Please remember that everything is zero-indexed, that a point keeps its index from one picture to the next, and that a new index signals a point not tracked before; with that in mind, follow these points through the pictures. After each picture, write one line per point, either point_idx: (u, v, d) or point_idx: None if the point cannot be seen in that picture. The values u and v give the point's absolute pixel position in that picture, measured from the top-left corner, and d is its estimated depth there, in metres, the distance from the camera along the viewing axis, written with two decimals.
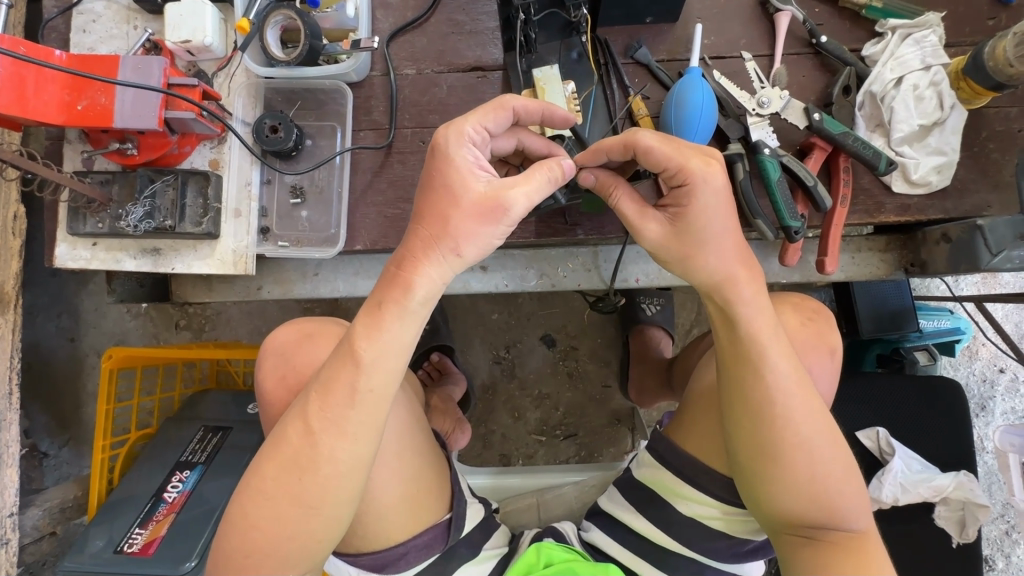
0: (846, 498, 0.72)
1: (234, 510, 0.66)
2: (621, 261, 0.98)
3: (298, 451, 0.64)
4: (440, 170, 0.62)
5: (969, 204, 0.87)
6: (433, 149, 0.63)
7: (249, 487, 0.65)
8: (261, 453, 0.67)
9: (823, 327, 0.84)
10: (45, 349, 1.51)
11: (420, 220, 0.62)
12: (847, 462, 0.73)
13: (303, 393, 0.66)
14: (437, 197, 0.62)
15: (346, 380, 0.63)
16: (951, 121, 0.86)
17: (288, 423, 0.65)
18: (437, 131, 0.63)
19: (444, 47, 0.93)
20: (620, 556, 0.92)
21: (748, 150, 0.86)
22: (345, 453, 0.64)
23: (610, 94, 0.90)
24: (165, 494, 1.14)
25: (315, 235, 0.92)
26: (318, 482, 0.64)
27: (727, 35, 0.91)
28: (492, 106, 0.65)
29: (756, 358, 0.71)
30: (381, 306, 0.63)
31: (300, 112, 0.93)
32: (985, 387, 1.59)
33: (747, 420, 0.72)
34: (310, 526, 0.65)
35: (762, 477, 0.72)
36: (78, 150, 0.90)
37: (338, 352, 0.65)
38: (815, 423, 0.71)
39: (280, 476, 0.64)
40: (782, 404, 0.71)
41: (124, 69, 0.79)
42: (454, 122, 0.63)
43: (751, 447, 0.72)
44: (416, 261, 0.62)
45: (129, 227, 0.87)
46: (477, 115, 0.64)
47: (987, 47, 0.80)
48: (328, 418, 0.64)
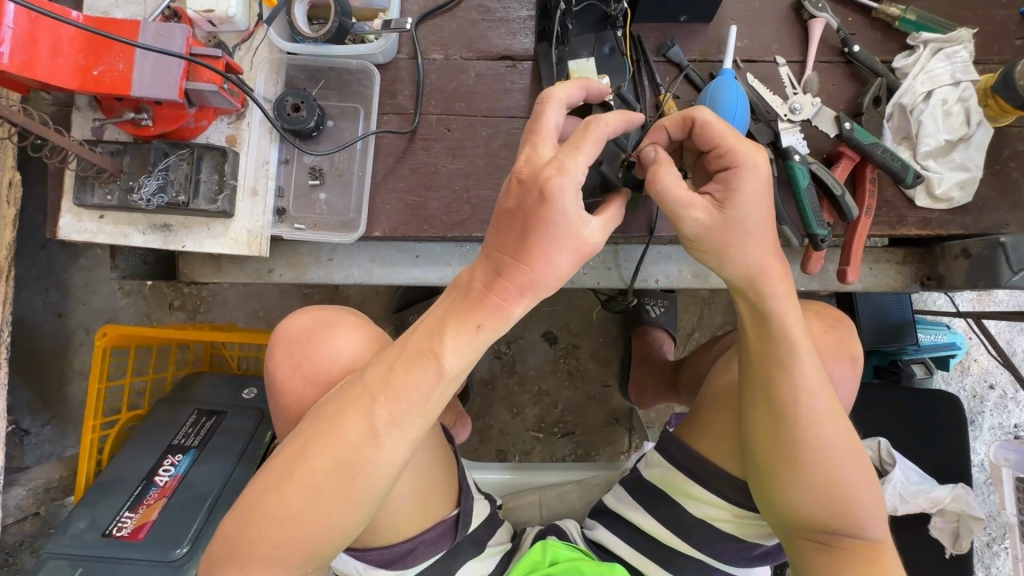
0: (863, 507, 0.72)
1: (262, 499, 0.62)
2: (642, 262, 0.97)
3: (354, 450, 0.62)
4: (549, 219, 0.58)
5: (988, 221, 0.88)
6: (540, 193, 0.57)
7: (285, 475, 0.62)
8: (304, 441, 0.63)
9: (844, 334, 0.85)
10: (31, 322, 1.47)
11: (522, 259, 0.60)
12: (865, 471, 0.73)
13: (366, 393, 0.63)
14: (543, 239, 0.59)
15: (422, 385, 0.62)
16: (976, 137, 0.86)
17: (347, 420, 0.62)
18: (546, 175, 0.57)
19: (473, 33, 0.91)
20: (626, 555, 0.92)
21: (778, 156, 0.86)
22: (400, 453, 0.63)
23: (641, 91, 0.89)
24: (156, 477, 1.11)
25: (333, 218, 0.89)
26: (369, 480, 0.62)
27: (760, 39, 0.90)
28: (592, 136, 0.59)
29: (788, 358, 0.70)
30: (469, 317, 0.62)
31: (322, 91, 0.90)
32: (975, 402, 1.62)
33: (770, 422, 0.72)
34: (344, 519, 0.63)
35: (784, 479, 0.72)
36: (87, 117, 0.86)
37: (411, 353, 0.63)
38: (835, 429, 0.71)
39: (331, 471, 0.62)
40: (807, 408, 0.71)
41: (144, 35, 0.76)
42: (562, 168, 0.57)
43: (776, 453, 0.72)
44: (513, 288, 0.61)
45: (141, 201, 0.83)
46: (583, 154, 0.58)
47: (1018, 65, 0.81)
48: (392, 420, 0.62)
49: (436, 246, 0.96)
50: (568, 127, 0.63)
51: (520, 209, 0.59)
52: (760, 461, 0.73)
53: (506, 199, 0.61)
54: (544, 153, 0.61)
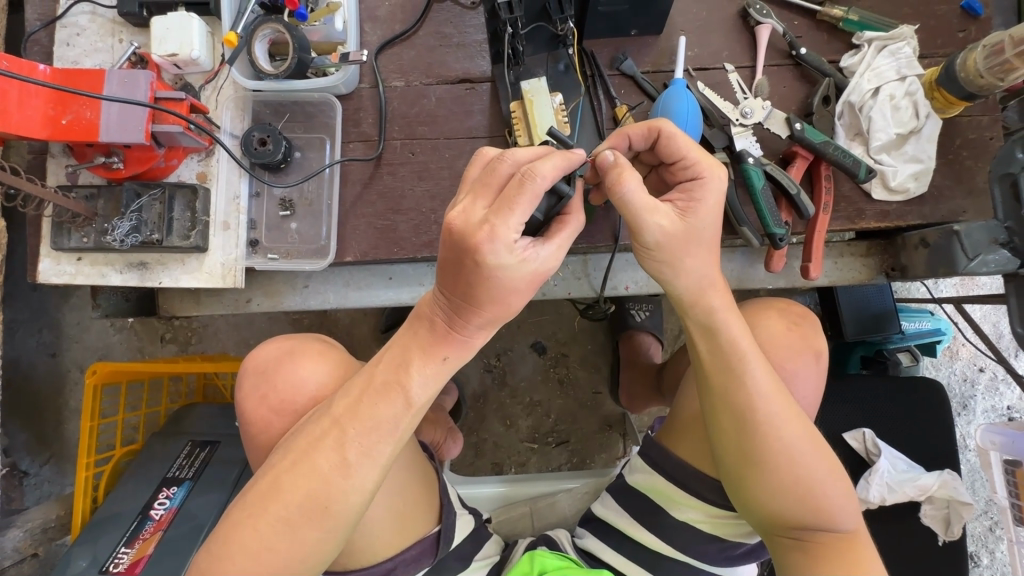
0: (835, 500, 0.73)
1: (236, 534, 0.63)
2: (611, 269, 0.99)
3: (327, 481, 0.64)
4: (491, 278, 0.58)
5: (945, 210, 0.90)
6: (476, 257, 0.57)
7: (257, 506, 0.64)
8: (276, 474, 0.65)
9: (809, 331, 0.86)
10: (25, 364, 1.49)
11: (472, 300, 0.61)
12: (833, 464, 0.74)
13: (335, 425, 0.65)
14: (488, 288, 0.59)
15: (393, 416, 0.65)
16: (926, 130, 0.89)
17: (319, 451, 0.65)
18: (478, 241, 0.56)
19: (432, 59, 0.94)
20: (613, 560, 0.92)
21: (732, 159, 0.88)
22: (372, 479, 0.65)
23: (597, 105, 0.91)
24: (151, 511, 1.12)
25: (306, 246, 0.92)
26: (342, 510, 0.65)
27: (710, 47, 0.93)
28: (519, 201, 0.57)
29: (738, 364, 0.73)
30: (432, 347, 0.65)
31: (288, 124, 0.93)
32: (966, 386, 1.63)
33: (731, 427, 0.74)
34: (319, 545, 0.65)
35: (751, 482, 0.73)
36: (62, 164, 0.88)
37: (380, 383, 0.66)
38: (796, 429, 0.72)
39: (303, 503, 0.64)
40: (764, 411, 0.72)
41: (109, 84, 0.79)
42: (495, 231, 0.56)
43: (739, 455, 0.73)
44: (471, 323, 0.64)
45: (115, 242, 0.86)
46: (518, 217, 0.57)
47: (958, 58, 0.83)
48: (362, 448, 0.65)
49: (409, 267, 0.98)
50: (503, 176, 0.60)
51: (461, 263, 0.59)
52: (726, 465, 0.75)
53: (447, 251, 0.60)
54: (479, 210, 0.59)
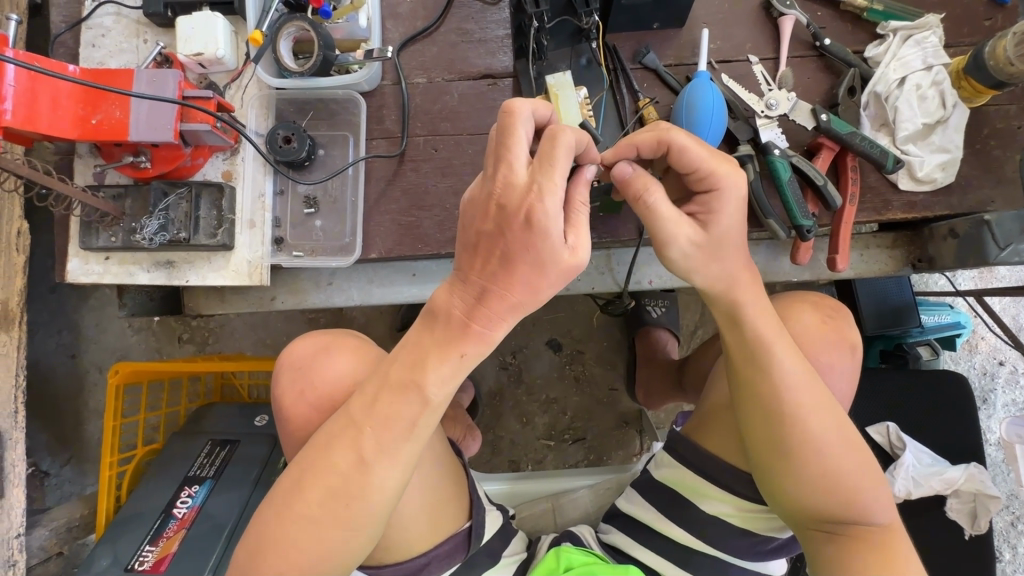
0: (866, 495, 0.73)
1: (266, 530, 0.66)
2: (634, 264, 0.98)
3: (346, 479, 0.65)
4: (534, 242, 0.58)
5: (973, 199, 0.89)
6: (525, 218, 0.57)
7: (284, 504, 0.66)
8: (299, 470, 0.67)
9: (841, 324, 0.86)
10: (48, 365, 1.51)
11: (498, 282, 0.61)
12: (864, 457, 0.73)
13: (353, 424, 0.66)
14: (524, 265, 0.60)
15: (408, 413, 0.65)
16: (953, 120, 0.88)
17: (335, 450, 0.66)
18: (529, 205, 0.57)
19: (453, 55, 0.94)
20: (642, 557, 0.92)
21: (758, 152, 0.88)
22: (392, 477, 0.66)
23: (620, 99, 0.91)
24: (174, 509, 1.13)
25: (329, 244, 0.92)
26: (366, 506, 0.66)
27: (733, 40, 0.92)
28: (553, 153, 0.57)
29: (767, 356, 0.73)
30: (448, 344, 0.65)
31: (312, 122, 0.93)
32: (986, 379, 1.62)
33: (759, 420, 0.73)
34: (346, 541, 0.66)
35: (779, 477, 0.73)
36: (89, 164, 0.89)
37: (397, 384, 0.66)
38: (828, 421, 0.72)
39: (326, 500, 0.65)
40: (794, 402, 0.72)
41: (138, 83, 0.79)
42: (542, 192, 0.57)
43: (768, 449, 0.73)
44: (488, 313, 0.62)
45: (143, 241, 0.86)
46: (560, 172, 0.58)
47: (987, 47, 0.82)
48: (379, 446, 0.66)
49: (432, 264, 0.98)
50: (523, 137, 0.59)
51: (499, 232, 0.59)
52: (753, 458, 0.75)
53: (483, 220, 0.60)
54: (519, 170, 0.59)
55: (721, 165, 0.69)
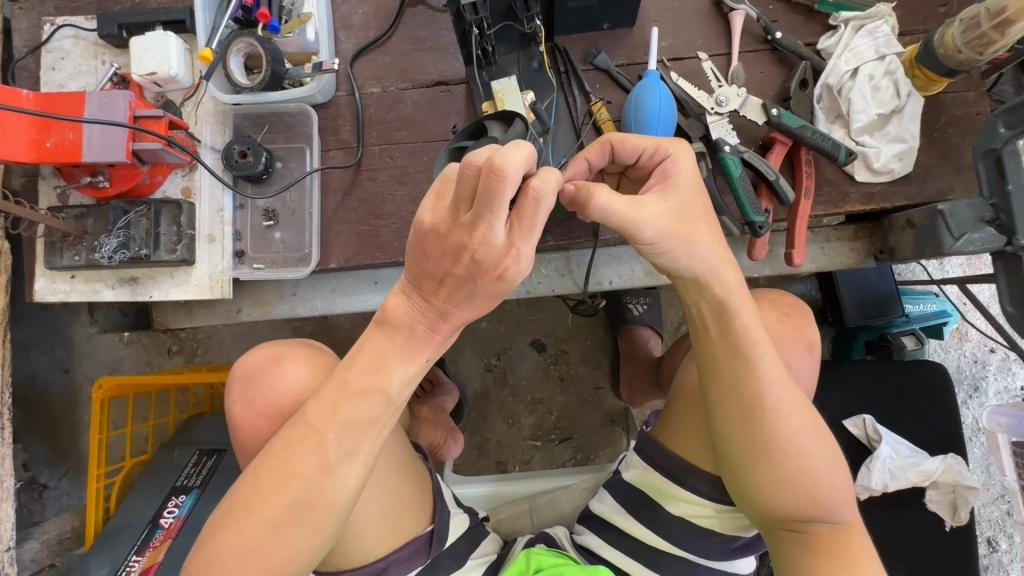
0: (832, 492, 0.72)
1: (223, 537, 0.66)
2: (593, 265, 0.99)
3: (309, 484, 0.66)
4: (500, 286, 0.59)
5: (933, 188, 0.88)
6: (498, 275, 0.58)
7: (242, 507, 0.66)
8: (257, 478, 0.67)
9: (800, 321, 0.86)
10: (41, 381, 1.54)
11: (456, 304, 0.62)
12: (834, 454, 0.73)
13: (313, 430, 0.67)
14: (488, 298, 0.62)
15: (372, 415, 0.66)
16: (908, 109, 0.87)
17: (298, 457, 0.66)
18: (507, 269, 0.56)
19: (407, 63, 0.95)
20: (612, 557, 0.91)
21: (710, 149, 0.88)
22: (354, 478, 0.67)
23: (572, 100, 0.91)
24: (161, 520, 1.15)
25: (290, 255, 0.93)
26: (325, 510, 0.67)
27: (684, 37, 0.92)
28: (535, 218, 0.54)
29: (747, 350, 0.72)
30: (410, 347, 0.66)
31: (268, 136, 0.94)
32: (976, 367, 1.59)
33: (735, 416, 0.73)
34: (306, 542, 0.67)
35: (749, 473, 0.72)
36: (52, 185, 0.91)
37: (357, 390, 0.66)
38: (801, 416, 0.72)
39: (287, 504, 0.66)
40: (769, 397, 0.71)
41: (89, 106, 0.81)
42: (520, 257, 0.56)
43: (741, 445, 0.72)
44: (450, 328, 0.64)
45: (104, 259, 0.88)
46: (537, 236, 0.56)
47: (936, 34, 0.81)
48: (342, 448, 0.66)
49: (395, 271, 0.99)
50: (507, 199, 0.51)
51: (470, 277, 0.58)
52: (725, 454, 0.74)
53: (454, 265, 0.58)
54: (497, 232, 0.54)
55: (660, 139, 0.71)
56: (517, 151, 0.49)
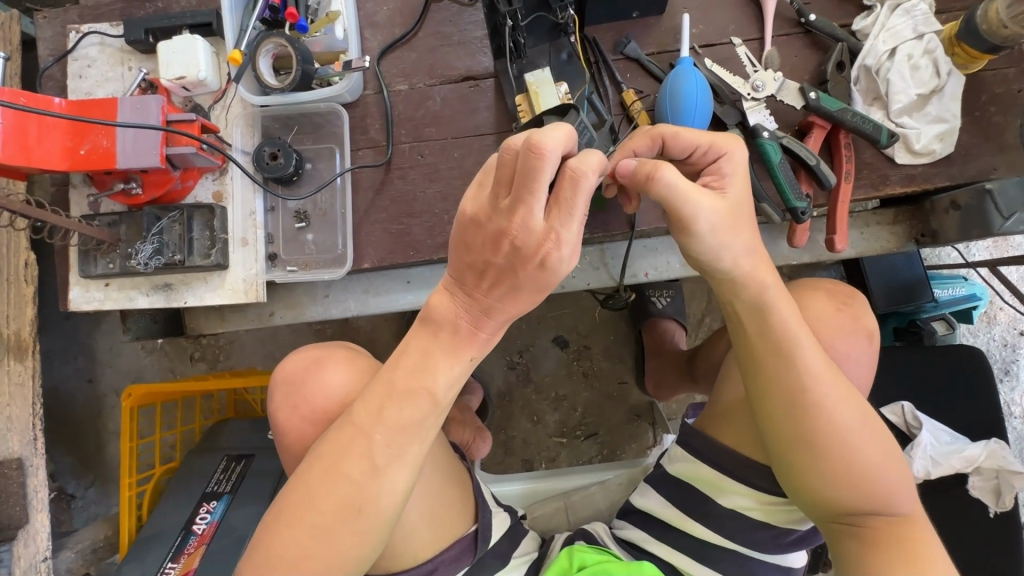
0: (888, 485, 0.71)
1: (273, 541, 0.65)
2: (628, 257, 0.98)
3: (357, 487, 0.65)
4: (542, 277, 0.60)
5: (975, 168, 0.86)
6: (539, 264, 0.58)
7: (295, 510, 0.66)
8: (305, 482, 0.66)
9: (857, 310, 0.84)
10: (67, 391, 1.55)
11: (499, 298, 0.63)
12: (887, 445, 0.72)
13: (359, 432, 0.66)
14: (530, 291, 0.61)
15: (417, 416, 0.66)
16: (949, 88, 0.85)
17: (345, 460, 0.66)
18: (547, 254, 0.57)
19: (434, 59, 0.94)
20: (659, 551, 0.90)
21: (747, 135, 0.86)
22: (402, 481, 0.67)
23: (603, 91, 0.90)
24: (194, 526, 1.15)
25: (322, 256, 0.92)
26: (374, 514, 0.66)
27: (716, 22, 0.90)
28: (575, 195, 0.55)
29: (790, 345, 0.70)
30: (455, 342, 0.66)
31: (297, 137, 0.94)
32: (1007, 351, 1.57)
33: (782, 412, 0.71)
34: (358, 547, 0.66)
35: (801, 468, 0.71)
36: (83, 194, 0.91)
37: (402, 391, 0.66)
38: (850, 409, 0.70)
39: (336, 509, 0.65)
40: (817, 392, 0.70)
41: (122, 111, 0.80)
42: (560, 242, 0.57)
43: (791, 440, 0.71)
44: (494, 323, 0.65)
45: (139, 265, 0.87)
46: (578, 219, 0.56)
47: (979, 10, 0.80)
48: (390, 451, 0.66)
49: (426, 270, 0.98)
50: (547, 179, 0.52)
51: (510, 266, 0.59)
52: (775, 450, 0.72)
53: (494, 253, 0.59)
54: (537, 217, 0.55)
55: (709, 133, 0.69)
56: (554, 133, 0.52)
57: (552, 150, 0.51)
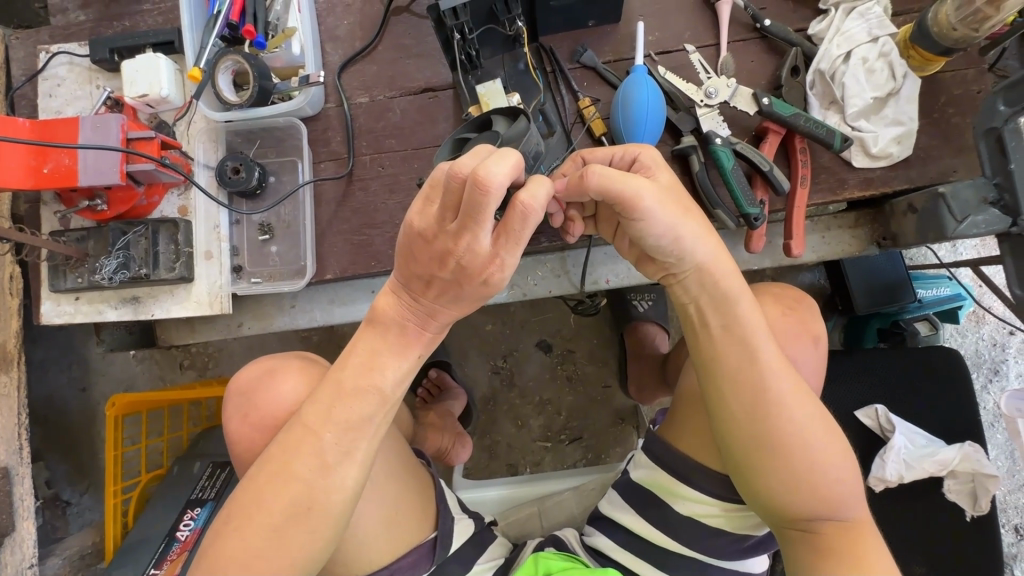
0: (842, 487, 0.70)
1: (226, 544, 0.66)
2: (589, 263, 0.98)
3: (308, 486, 0.66)
4: (483, 290, 0.62)
5: (934, 170, 0.86)
6: (483, 281, 0.61)
7: (246, 512, 0.66)
8: (255, 482, 0.67)
9: (805, 316, 0.84)
10: (60, 400, 1.58)
11: (444, 304, 0.65)
12: (843, 446, 0.71)
13: (309, 431, 0.67)
14: (473, 300, 0.64)
15: (367, 414, 0.67)
16: (905, 90, 0.85)
17: (296, 459, 0.67)
18: (491, 276, 0.59)
19: (394, 71, 0.95)
20: (621, 559, 0.91)
21: (701, 142, 0.86)
22: (351, 479, 0.68)
23: (560, 100, 0.91)
24: (177, 533, 1.18)
25: (287, 268, 0.94)
26: (323, 514, 0.67)
27: (671, 29, 0.91)
28: (518, 225, 0.56)
29: (744, 340, 0.70)
30: (404, 340, 0.67)
31: (261, 150, 0.95)
32: (996, 351, 1.55)
33: (739, 410, 0.70)
34: (304, 547, 0.67)
35: (759, 468, 0.70)
36: (53, 210, 0.93)
37: (352, 390, 0.67)
38: (807, 408, 0.70)
39: (287, 507, 0.66)
40: (773, 389, 0.69)
41: (83, 130, 0.82)
42: (504, 266, 0.59)
43: (748, 437, 0.70)
44: (439, 324, 0.67)
45: (105, 280, 0.89)
46: (521, 246, 0.58)
47: (929, 13, 0.79)
48: (339, 448, 0.67)
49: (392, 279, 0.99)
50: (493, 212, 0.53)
51: (455, 281, 0.61)
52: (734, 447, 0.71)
53: (439, 268, 0.60)
54: (483, 243, 0.57)
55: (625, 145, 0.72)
56: (503, 163, 0.51)
57: (499, 187, 0.51)
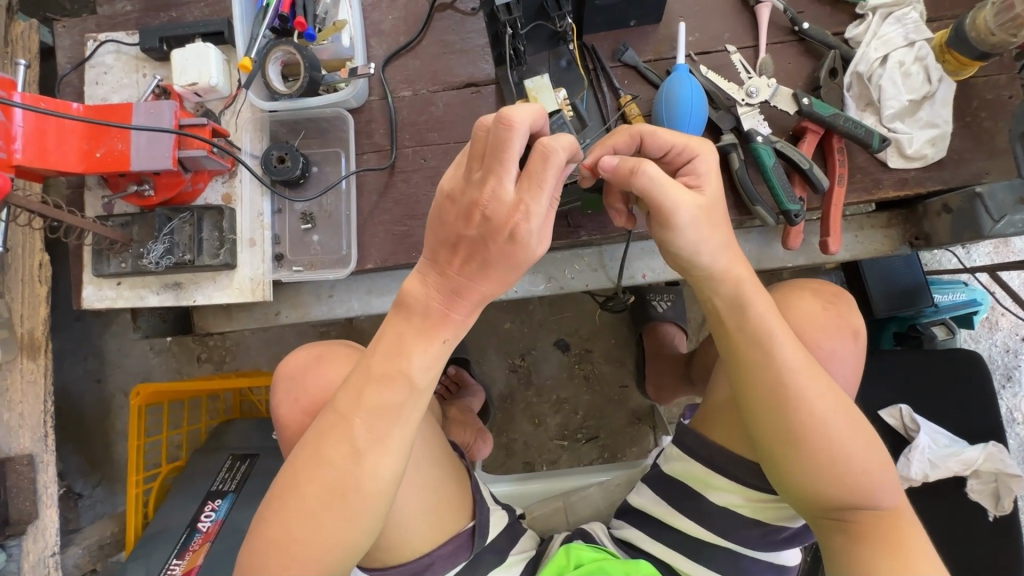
0: (874, 478, 0.70)
1: (269, 528, 0.67)
2: (625, 259, 1.00)
3: (342, 474, 0.66)
4: (511, 253, 0.59)
5: (967, 172, 0.88)
6: (510, 236, 0.58)
7: (284, 495, 0.67)
8: (294, 470, 0.68)
9: (843, 309, 0.85)
10: (75, 392, 1.58)
11: (471, 274, 0.62)
12: (872, 437, 0.71)
13: (341, 417, 0.67)
14: (503, 268, 0.61)
15: (398, 400, 0.67)
16: (940, 94, 0.87)
17: (329, 446, 0.67)
18: (516, 226, 0.57)
19: (437, 67, 0.96)
20: (652, 550, 0.91)
21: (741, 139, 0.89)
22: (384, 466, 0.67)
23: (602, 97, 0.93)
24: (198, 524, 1.17)
25: (327, 256, 0.95)
26: (362, 501, 0.67)
27: (711, 31, 0.93)
28: (541, 168, 0.56)
29: (769, 337, 0.71)
30: (432, 326, 0.66)
31: (304, 141, 0.97)
32: (1009, 357, 1.57)
33: (763, 406, 0.71)
34: (342, 535, 0.67)
35: (787, 462, 0.71)
36: (98, 196, 0.94)
37: (383, 377, 0.67)
38: (833, 402, 0.70)
39: (324, 494, 0.66)
40: (797, 386, 0.70)
41: (137, 115, 0.83)
42: (529, 213, 0.57)
43: (774, 432, 0.71)
44: (466, 303, 0.64)
45: (150, 264, 0.90)
46: (547, 193, 0.57)
47: (967, 18, 0.82)
48: (371, 436, 0.67)
49: None
50: (516, 149, 0.55)
51: (482, 240, 0.59)
52: (761, 443, 0.72)
53: (466, 226, 0.59)
54: (507, 189, 0.57)
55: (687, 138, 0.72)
56: (524, 108, 0.56)
57: (520, 121, 0.54)
